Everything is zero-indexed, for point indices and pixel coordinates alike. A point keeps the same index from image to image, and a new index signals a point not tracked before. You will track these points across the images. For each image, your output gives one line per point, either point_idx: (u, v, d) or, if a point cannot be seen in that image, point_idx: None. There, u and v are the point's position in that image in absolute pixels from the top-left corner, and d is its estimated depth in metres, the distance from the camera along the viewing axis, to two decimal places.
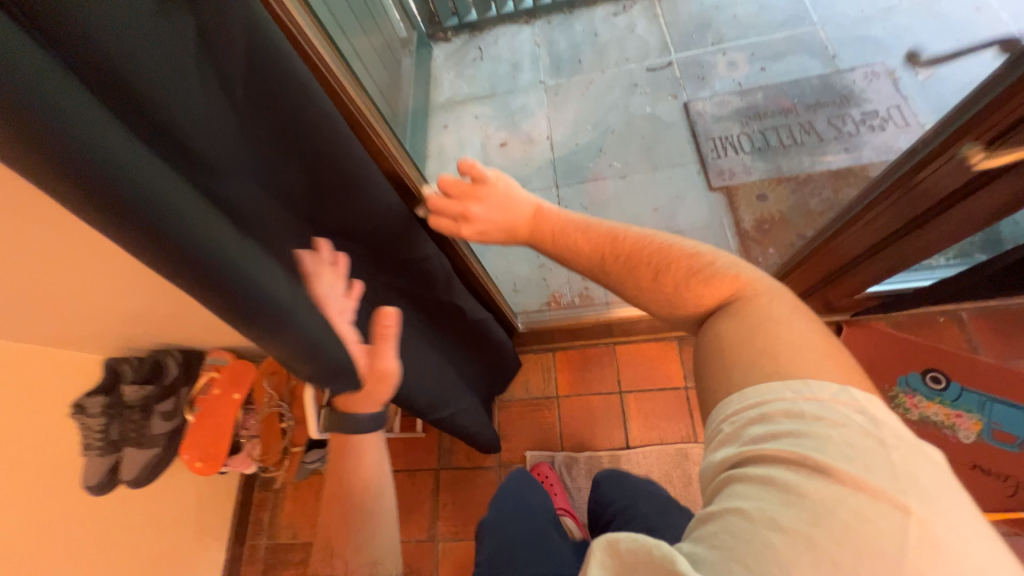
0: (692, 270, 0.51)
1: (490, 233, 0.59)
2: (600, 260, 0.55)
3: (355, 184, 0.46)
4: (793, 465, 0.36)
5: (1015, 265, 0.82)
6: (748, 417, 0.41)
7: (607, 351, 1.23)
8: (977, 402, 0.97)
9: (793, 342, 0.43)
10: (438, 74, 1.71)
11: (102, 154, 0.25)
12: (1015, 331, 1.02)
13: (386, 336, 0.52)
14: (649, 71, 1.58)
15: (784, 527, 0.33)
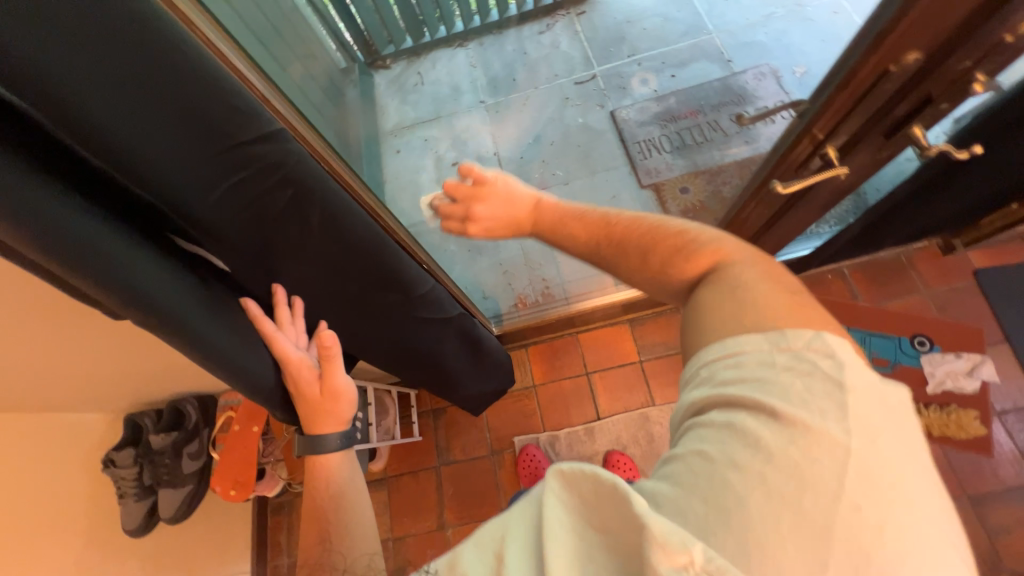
0: (678, 247, 0.52)
1: (495, 232, 0.62)
2: (597, 245, 0.56)
3: (353, 244, 0.58)
4: (754, 410, 0.38)
5: (859, 234, 1.11)
6: (721, 363, 0.43)
7: (572, 341, 1.41)
8: (861, 338, 1.21)
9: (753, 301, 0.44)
10: (383, 101, 1.83)
11: (125, 277, 0.40)
12: (885, 278, 1.27)
13: (330, 357, 0.60)
14: (577, 85, 1.76)
15: (740, 465, 0.36)
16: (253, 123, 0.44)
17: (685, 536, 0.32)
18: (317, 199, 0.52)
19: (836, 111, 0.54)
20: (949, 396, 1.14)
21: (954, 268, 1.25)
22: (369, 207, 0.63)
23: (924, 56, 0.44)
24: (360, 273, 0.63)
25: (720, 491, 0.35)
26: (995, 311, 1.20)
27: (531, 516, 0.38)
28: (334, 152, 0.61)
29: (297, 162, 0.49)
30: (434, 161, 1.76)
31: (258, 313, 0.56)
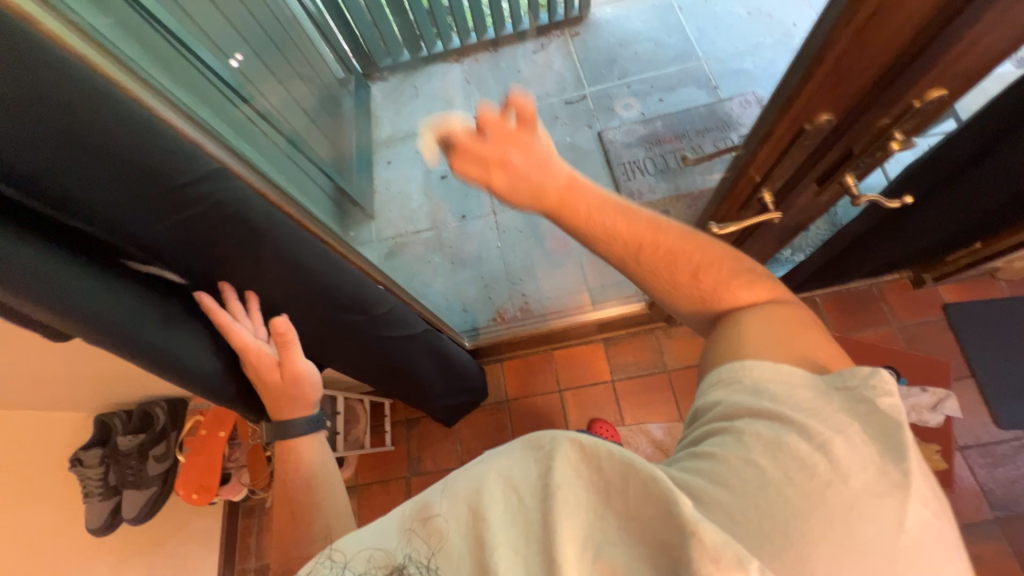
0: (733, 273, 0.57)
1: (517, 191, 0.56)
2: (636, 250, 0.56)
3: (301, 272, 0.60)
4: (809, 433, 0.42)
5: (816, 269, 1.15)
6: (768, 381, 0.48)
7: (547, 357, 1.43)
8: None
9: (750, 334, 0.53)
10: (379, 113, 1.94)
11: (74, 302, 0.43)
12: (856, 308, 1.30)
13: (285, 340, 0.60)
14: (567, 104, 1.79)
15: (794, 486, 0.39)
16: (192, 165, 0.48)
17: (739, 552, 0.35)
18: (266, 231, 0.55)
19: (768, 156, 0.55)
20: (913, 429, 1.16)
21: (923, 302, 1.28)
22: (322, 237, 0.66)
23: (835, 117, 0.47)
24: (318, 299, 0.65)
25: (770, 506, 0.39)
26: (962, 346, 1.22)
27: (521, 483, 0.44)
28: (277, 189, 0.65)
29: (240, 198, 0.52)
30: (425, 174, 1.81)
31: (214, 305, 0.57)
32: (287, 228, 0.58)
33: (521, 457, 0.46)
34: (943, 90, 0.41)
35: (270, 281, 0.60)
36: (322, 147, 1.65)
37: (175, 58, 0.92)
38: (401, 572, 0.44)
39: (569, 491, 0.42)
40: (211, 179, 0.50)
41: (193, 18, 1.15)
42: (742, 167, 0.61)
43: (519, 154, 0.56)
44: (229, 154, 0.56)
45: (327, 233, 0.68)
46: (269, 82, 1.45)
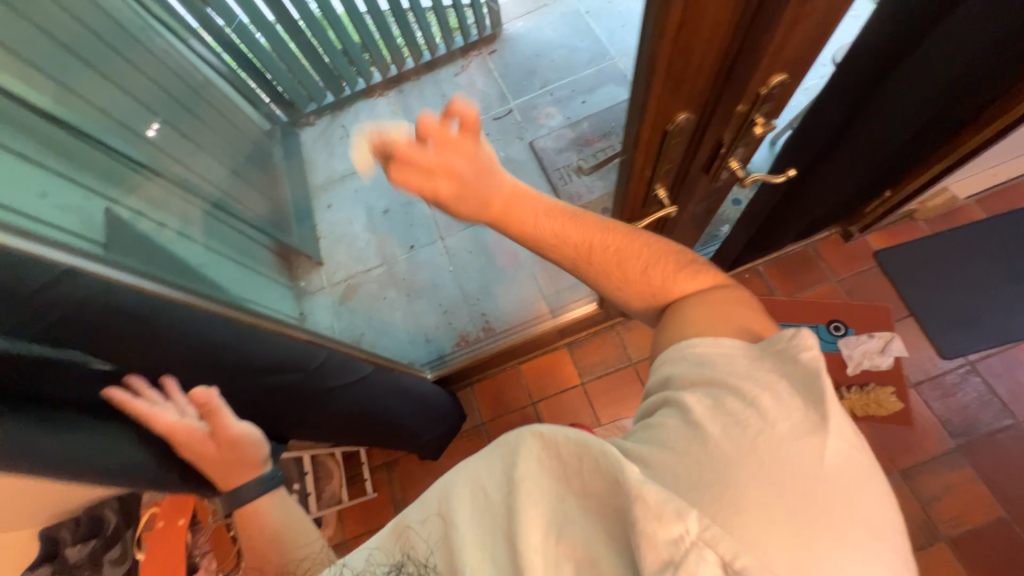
0: (679, 266, 0.57)
1: (466, 203, 0.54)
2: (586, 250, 0.57)
3: (221, 356, 0.57)
4: (740, 391, 0.42)
5: (747, 247, 1.17)
6: (708, 356, 0.48)
7: (515, 373, 1.44)
8: None
9: (698, 321, 0.53)
10: (312, 158, 1.91)
11: None
12: (797, 270, 1.34)
13: (212, 410, 0.57)
14: (496, 120, 1.82)
15: (731, 442, 0.39)
16: (31, 272, 0.42)
17: (679, 505, 0.35)
18: (151, 317, 0.50)
19: (645, 163, 0.55)
20: (867, 375, 1.20)
21: (855, 253, 1.33)
22: (231, 311, 0.63)
23: (692, 113, 0.47)
24: (236, 368, 0.59)
25: (709, 462, 0.38)
26: (897, 289, 1.28)
27: (487, 482, 0.47)
28: (157, 280, 0.59)
29: (105, 292, 0.47)
30: (366, 212, 1.77)
31: (127, 397, 0.51)
32: (176, 308, 0.53)
33: (488, 459, 0.48)
34: (781, 76, 0.45)
35: (190, 368, 0.56)
36: (255, 202, 1.62)
37: (59, 148, 0.93)
38: (400, 567, 0.49)
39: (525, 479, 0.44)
40: (58, 284, 0.44)
41: (84, 98, 1.11)
42: (627, 171, 0.60)
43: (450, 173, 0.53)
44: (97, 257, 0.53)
45: (227, 305, 0.65)
46: (183, 145, 1.41)
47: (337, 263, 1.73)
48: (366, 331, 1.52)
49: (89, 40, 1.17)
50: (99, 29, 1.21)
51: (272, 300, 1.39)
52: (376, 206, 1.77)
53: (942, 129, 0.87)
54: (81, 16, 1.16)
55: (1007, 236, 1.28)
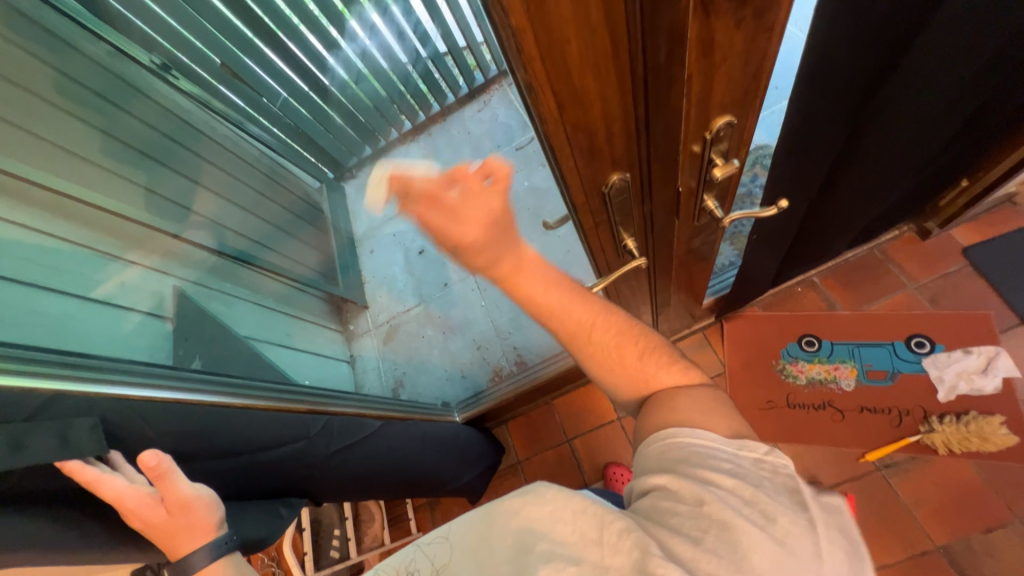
0: (668, 360, 0.53)
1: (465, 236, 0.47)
2: (589, 326, 0.51)
3: (234, 441, 0.59)
4: (732, 482, 0.40)
5: (783, 270, 1.04)
6: (694, 445, 0.43)
7: (548, 408, 1.47)
8: (847, 351, 1.10)
9: (689, 402, 0.48)
10: None
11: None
12: (861, 279, 1.15)
13: (163, 473, 0.47)
14: None
15: (755, 538, 0.36)
16: (17, 404, 0.43)
17: None
18: (136, 419, 0.51)
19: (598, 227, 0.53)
20: (966, 401, 1.00)
21: (938, 252, 1.11)
22: (241, 399, 0.65)
23: (626, 173, 0.44)
24: (225, 452, 0.58)
25: (728, 548, 0.36)
26: (998, 291, 1.05)
27: (499, 535, 0.48)
28: (162, 370, 0.64)
29: (91, 406, 0.48)
30: (404, 254, 1.86)
31: (80, 464, 0.44)
32: (165, 406, 0.55)
33: (500, 510, 0.50)
34: (724, 117, 0.41)
35: (191, 444, 0.55)
36: (306, 257, 1.78)
37: (131, 238, 1.10)
38: None
39: (537, 548, 0.44)
40: (46, 406, 0.46)
41: (161, 194, 1.31)
42: (588, 235, 0.56)
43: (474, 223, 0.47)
44: (113, 369, 0.58)
45: (243, 395, 0.67)
46: (242, 217, 1.60)
47: (379, 305, 1.83)
48: (407, 370, 1.62)
49: (161, 142, 1.39)
50: (168, 129, 1.42)
51: (317, 346, 1.52)
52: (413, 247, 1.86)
53: (1017, 98, 0.70)
54: (153, 123, 1.38)
55: None
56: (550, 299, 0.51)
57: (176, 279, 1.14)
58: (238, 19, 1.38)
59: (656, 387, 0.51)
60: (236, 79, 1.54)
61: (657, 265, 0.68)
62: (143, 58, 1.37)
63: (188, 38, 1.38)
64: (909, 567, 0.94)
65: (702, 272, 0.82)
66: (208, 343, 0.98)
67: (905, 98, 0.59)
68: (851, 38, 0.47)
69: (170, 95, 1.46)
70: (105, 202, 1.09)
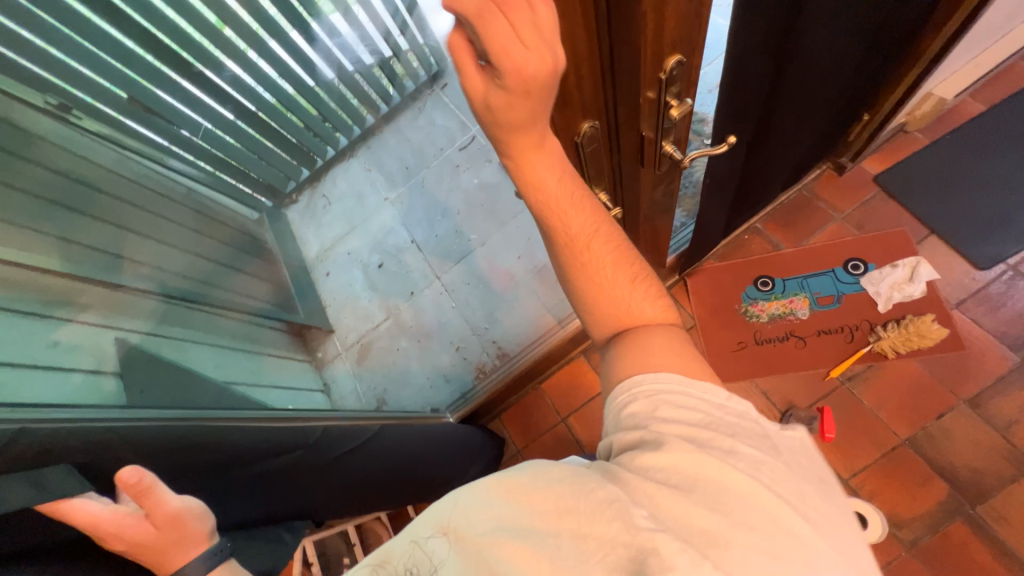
0: (657, 292, 0.52)
1: (511, 92, 0.35)
2: (591, 232, 0.49)
3: (225, 456, 0.54)
4: (709, 433, 0.41)
5: (732, 219, 1.12)
6: (659, 397, 0.44)
7: (538, 394, 1.48)
8: (798, 284, 1.20)
9: (669, 341, 0.48)
10: (302, 234, 1.96)
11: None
12: (797, 218, 1.26)
13: (142, 491, 0.43)
14: (462, 151, 1.78)
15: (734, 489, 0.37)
16: None
17: (693, 556, 0.34)
18: (116, 443, 0.46)
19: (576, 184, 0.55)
20: (902, 308, 1.12)
21: (854, 184, 1.25)
22: (230, 420, 0.62)
23: (595, 120, 0.47)
24: (218, 471, 0.53)
25: (712, 508, 0.36)
26: (908, 209, 1.19)
27: (468, 516, 0.45)
28: (131, 409, 0.59)
29: (69, 437, 0.43)
30: (363, 270, 1.81)
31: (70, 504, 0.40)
32: (150, 427, 0.50)
33: (470, 490, 0.47)
34: (675, 56, 0.44)
35: (182, 460, 0.50)
36: (258, 290, 1.68)
37: (62, 293, 1.00)
38: None
39: (514, 525, 0.42)
40: (13, 442, 0.40)
41: (82, 243, 1.19)
42: None
43: (539, 53, 0.33)
44: (79, 411, 0.53)
45: (231, 418, 0.63)
46: (181, 258, 1.48)
47: (345, 327, 1.76)
48: (388, 385, 1.57)
49: (73, 187, 1.25)
50: (82, 173, 1.30)
51: (287, 378, 1.43)
52: (371, 262, 1.81)
53: (894, 33, 0.81)
54: (59, 167, 1.24)
55: (1011, 125, 1.20)
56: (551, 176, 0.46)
57: (121, 331, 1.04)
58: (141, 48, 1.27)
59: (637, 320, 0.50)
60: (149, 113, 1.43)
61: (627, 220, 0.72)
62: (39, 101, 1.23)
63: (81, 71, 1.25)
64: (885, 464, 1.04)
65: (665, 227, 0.86)
66: (170, 387, 0.90)
67: (814, 38, 0.66)
68: None
69: (72, 137, 1.31)
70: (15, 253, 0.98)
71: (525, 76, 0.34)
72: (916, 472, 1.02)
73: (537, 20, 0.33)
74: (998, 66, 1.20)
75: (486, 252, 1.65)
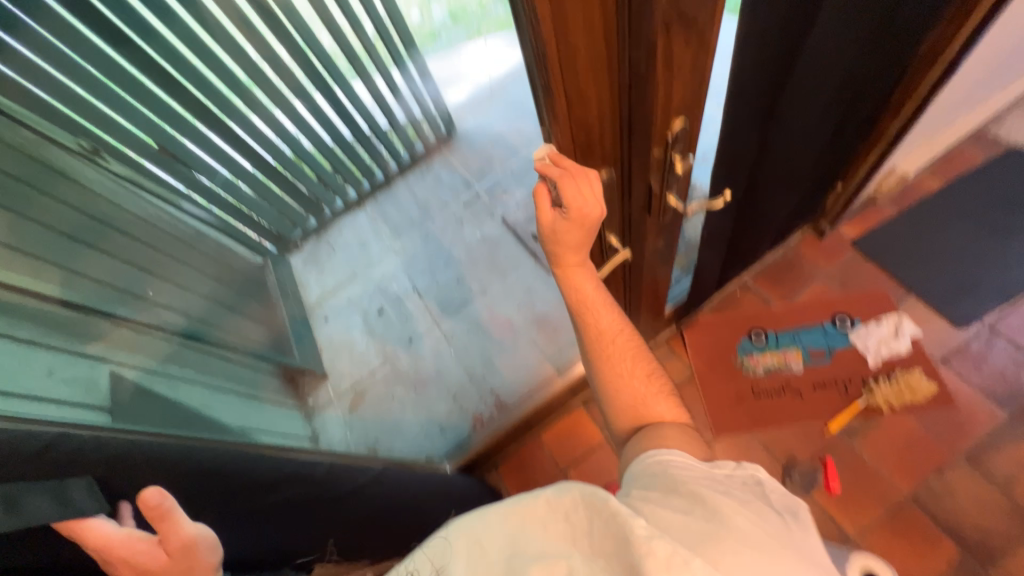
0: (671, 391, 0.63)
1: (567, 230, 0.53)
2: (616, 334, 0.63)
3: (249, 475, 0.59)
4: (707, 479, 0.47)
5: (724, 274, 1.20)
6: (664, 452, 0.52)
7: (537, 445, 1.44)
8: (790, 338, 1.24)
9: (681, 434, 0.57)
10: (304, 279, 1.98)
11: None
12: (784, 276, 1.34)
13: (163, 515, 0.47)
14: (466, 206, 1.88)
15: (727, 501, 0.43)
16: (22, 446, 0.44)
17: (685, 554, 0.37)
18: (139, 455, 0.51)
19: None
20: (891, 363, 1.17)
21: (834, 247, 1.34)
22: (242, 445, 0.63)
23: (612, 169, 0.55)
24: (223, 497, 0.56)
25: (707, 518, 0.42)
26: (886, 270, 1.28)
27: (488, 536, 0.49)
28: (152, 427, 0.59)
29: (96, 446, 0.48)
30: (362, 317, 1.82)
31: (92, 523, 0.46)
32: (170, 443, 0.54)
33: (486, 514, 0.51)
34: (680, 119, 0.51)
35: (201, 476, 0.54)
36: (254, 332, 1.64)
37: (67, 325, 0.99)
38: None
39: (530, 547, 0.46)
40: (50, 449, 0.45)
41: (86, 276, 1.18)
42: None
43: (596, 205, 0.50)
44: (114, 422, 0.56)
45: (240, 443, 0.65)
46: (193, 301, 1.49)
47: (342, 372, 1.75)
48: (380, 434, 1.51)
49: (90, 224, 1.26)
50: (96, 210, 1.30)
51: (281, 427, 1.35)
52: (371, 309, 1.83)
53: (858, 115, 0.93)
54: (77, 203, 1.25)
55: (971, 197, 1.32)
56: (588, 294, 0.62)
57: (114, 362, 0.99)
58: (180, 105, 1.34)
59: (653, 413, 0.60)
60: (174, 161, 1.45)
61: (633, 263, 0.78)
62: (70, 142, 1.25)
63: (116, 119, 1.29)
64: (891, 522, 1.02)
65: (665, 275, 0.92)
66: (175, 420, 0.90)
67: (794, 112, 0.76)
68: (760, 63, 0.61)
69: (99, 180, 1.33)
70: (16, 281, 0.97)
71: (584, 216, 0.51)
72: (922, 531, 1.01)
73: (593, 188, 0.51)
74: (950, 147, 1.35)
75: (486, 302, 1.69)
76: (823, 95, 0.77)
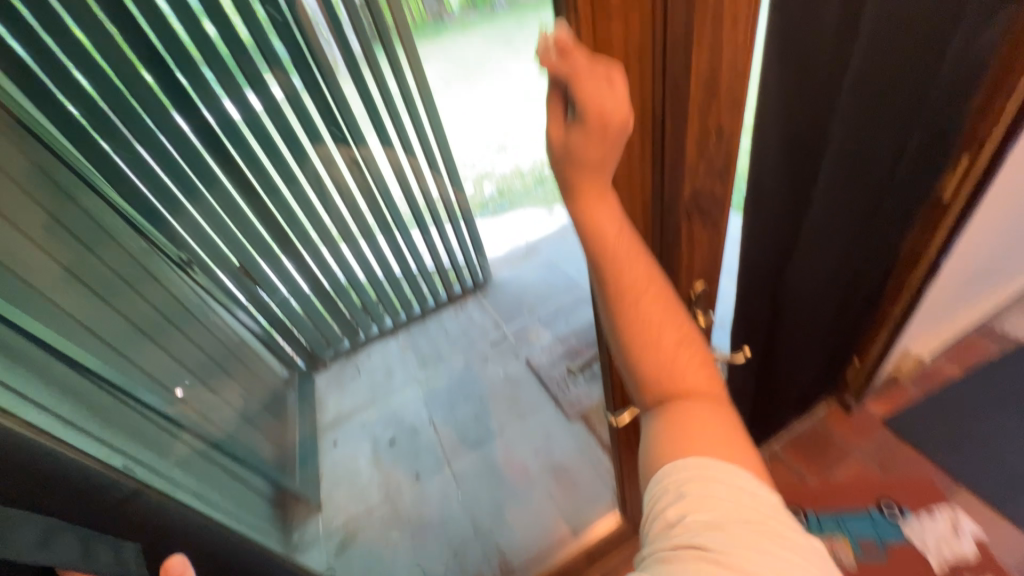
0: (702, 358, 0.54)
1: (587, 144, 0.45)
2: (647, 287, 0.52)
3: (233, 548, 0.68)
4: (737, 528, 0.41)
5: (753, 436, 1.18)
6: (690, 488, 0.44)
7: None
8: (834, 522, 1.14)
9: (714, 426, 0.48)
10: (323, 398, 1.97)
11: None
12: (816, 449, 1.28)
13: None
14: (493, 346, 1.97)
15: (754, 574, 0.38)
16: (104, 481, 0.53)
17: None
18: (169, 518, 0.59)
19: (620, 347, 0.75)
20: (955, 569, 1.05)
21: (864, 424, 1.31)
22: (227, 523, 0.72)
23: None
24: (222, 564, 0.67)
25: None
26: (928, 455, 1.22)
27: None
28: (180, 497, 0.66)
29: (138, 506, 0.56)
30: (372, 446, 1.77)
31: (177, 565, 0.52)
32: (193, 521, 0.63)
33: None
34: (702, 281, 0.67)
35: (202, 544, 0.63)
36: (264, 448, 1.61)
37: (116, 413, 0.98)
38: None
39: None
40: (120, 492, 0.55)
41: (140, 367, 1.23)
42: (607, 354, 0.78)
43: (619, 107, 0.43)
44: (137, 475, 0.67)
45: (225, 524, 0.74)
46: (220, 408, 1.49)
47: (337, 507, 1.61)
48: None
49: (159, 321, 1.37)
50: (169, 312, 1.42)
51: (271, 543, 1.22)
52: (383, 438, 1.78)
53: (860, 298, 1.04)
54: (157, 303, 1.39)
55: (998, 388, 1.32)
56: (619, 244, 0.51)
57: (139, 461, 0.91)
58: (268, 233, 1.59)
59: (683, 385, 0.51)
60: (247, 278, 1.63)
61: None
62: (174, 253, 1.45)
63: (216, 242, 1.51)
64: None
65: None
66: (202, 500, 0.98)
67: (798, 285, 0.87)
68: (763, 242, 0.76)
69: (184, 286, 1.50)
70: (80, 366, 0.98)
71: (605, 118, 0.43)
72: None
73: (612, 84, 0.43)
74: (961, 338, 1.41)
75: (503, 444, 1.64)
76: (823, 277, 0.90)
